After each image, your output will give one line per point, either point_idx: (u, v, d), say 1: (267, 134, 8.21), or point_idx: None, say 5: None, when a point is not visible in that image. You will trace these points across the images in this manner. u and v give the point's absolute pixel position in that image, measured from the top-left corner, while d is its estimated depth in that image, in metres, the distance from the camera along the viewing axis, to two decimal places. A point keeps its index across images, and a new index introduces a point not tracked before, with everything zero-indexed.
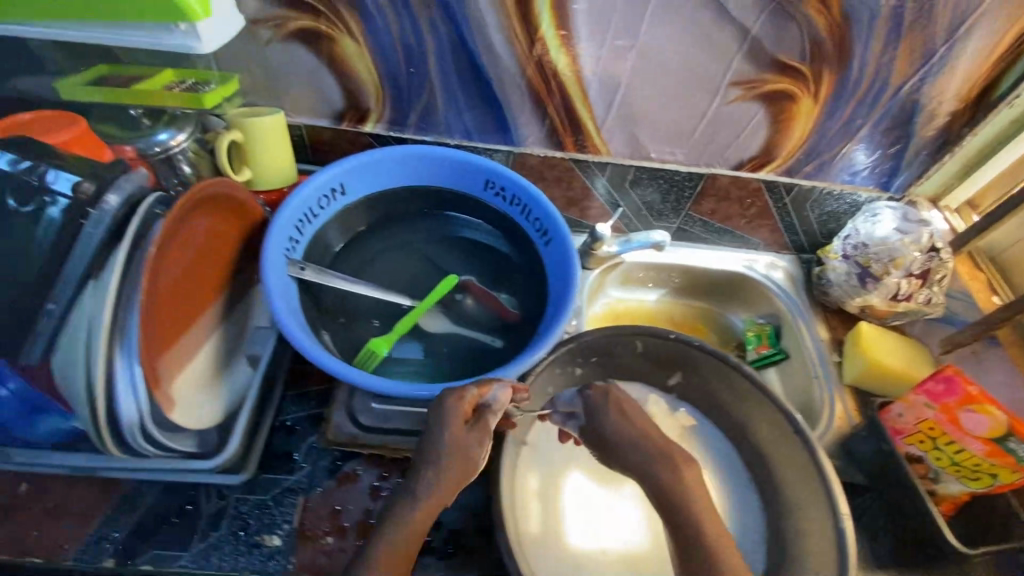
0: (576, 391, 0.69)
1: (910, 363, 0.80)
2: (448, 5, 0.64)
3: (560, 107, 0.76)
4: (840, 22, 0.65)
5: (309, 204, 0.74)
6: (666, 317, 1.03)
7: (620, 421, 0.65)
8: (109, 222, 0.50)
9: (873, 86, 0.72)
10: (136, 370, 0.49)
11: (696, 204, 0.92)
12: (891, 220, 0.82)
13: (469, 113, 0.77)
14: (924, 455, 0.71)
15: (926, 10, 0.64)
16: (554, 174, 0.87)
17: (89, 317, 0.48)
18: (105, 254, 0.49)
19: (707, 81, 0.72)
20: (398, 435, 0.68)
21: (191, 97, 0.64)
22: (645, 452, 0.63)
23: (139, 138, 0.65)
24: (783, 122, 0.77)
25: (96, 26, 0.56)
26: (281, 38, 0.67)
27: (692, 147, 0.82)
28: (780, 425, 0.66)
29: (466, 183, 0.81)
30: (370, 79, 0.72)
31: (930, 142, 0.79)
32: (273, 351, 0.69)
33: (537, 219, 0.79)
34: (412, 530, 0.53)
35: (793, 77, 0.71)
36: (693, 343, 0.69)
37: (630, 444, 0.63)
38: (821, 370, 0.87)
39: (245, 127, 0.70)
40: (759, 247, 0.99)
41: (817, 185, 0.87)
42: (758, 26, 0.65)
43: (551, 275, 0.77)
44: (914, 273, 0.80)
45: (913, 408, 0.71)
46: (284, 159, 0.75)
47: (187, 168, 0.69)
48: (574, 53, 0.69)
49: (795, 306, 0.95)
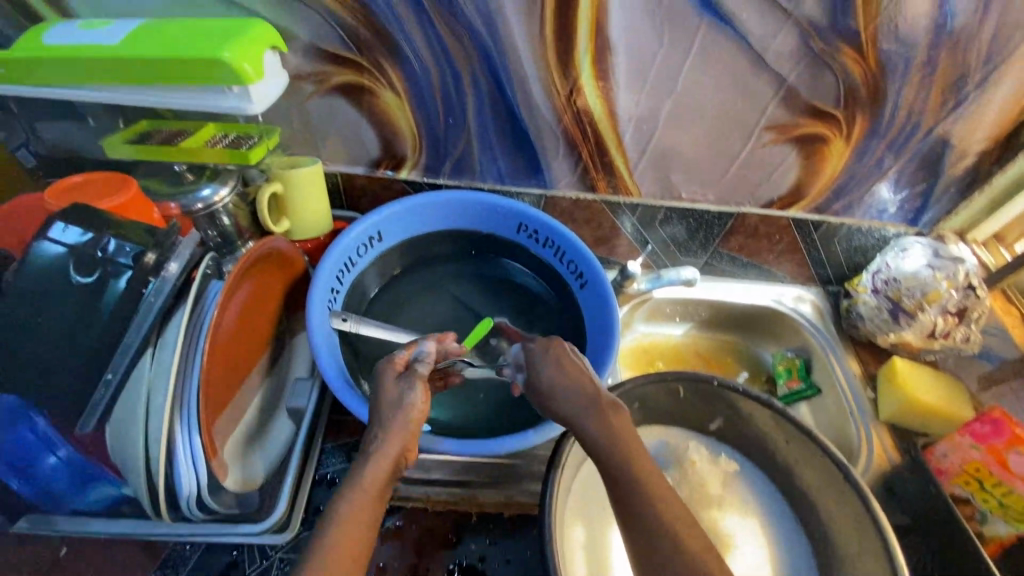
0: (522, 345, 0.61)
1: (948, 398, 0.79)
2: (492, 62, 0.65)
3: (595, 154, 0.77)
4: (875, 70, 0.66)
5: (349, 253, 0.74)
6: (694, 351, 1.03)
7: (558, 377, 0.55)
8: (171, 290, 0.50)
9: (905, 128, 0.73)
10: (196, 439, 0.50)
11: (724, 241, 0.92)
12: (922, 256, 0.82)
13: (503, 159, 0.78)
14: (971, 496, 0.71)
15: (960, 57, 0.65)
16: (585, 215, 0.87)
17: (149, 389, 0.48)
18: (163, 327, 0.50)
19: (741, 126, 0.73)
20: (442, 487, 0.69)
21: (231, 153, 0.64)
22: (583, 402, 0.53)
23: (181, 195, 0.65)
24: (814, 163, 0.78)
25: (144, 90, 0.57)
26: (324, 92, 0.69)
27: (722, 189, 0.83)
28: (832, 474, 0.64)
29: (499, 226, 0.81)
30: (408, 129, 0.73)
31: (958, 179, 0.80)
32: (317, 405, 0.66)
33: (571, 262, 0.79)
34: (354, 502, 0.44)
35: (826, 122, 0.72)
36: (738, 389, 0.68)
37: (569, 394, 0.54)
38: (857, 406, 0.86)
39: (285, 180, 0.71)
40: (784, 279, 0.99)
41: (844, 222, 0.88)
42: (793, 74, 0.67)
43: (588, 319, 0.77)
44: (950, 311, 0.80)
45: (957, 448, 0.71)
46: (320, 209, 0.75)
47: (225, 219, 0.69)
48: (611, 103, 0.70)
49: (826, 340, 0.94)
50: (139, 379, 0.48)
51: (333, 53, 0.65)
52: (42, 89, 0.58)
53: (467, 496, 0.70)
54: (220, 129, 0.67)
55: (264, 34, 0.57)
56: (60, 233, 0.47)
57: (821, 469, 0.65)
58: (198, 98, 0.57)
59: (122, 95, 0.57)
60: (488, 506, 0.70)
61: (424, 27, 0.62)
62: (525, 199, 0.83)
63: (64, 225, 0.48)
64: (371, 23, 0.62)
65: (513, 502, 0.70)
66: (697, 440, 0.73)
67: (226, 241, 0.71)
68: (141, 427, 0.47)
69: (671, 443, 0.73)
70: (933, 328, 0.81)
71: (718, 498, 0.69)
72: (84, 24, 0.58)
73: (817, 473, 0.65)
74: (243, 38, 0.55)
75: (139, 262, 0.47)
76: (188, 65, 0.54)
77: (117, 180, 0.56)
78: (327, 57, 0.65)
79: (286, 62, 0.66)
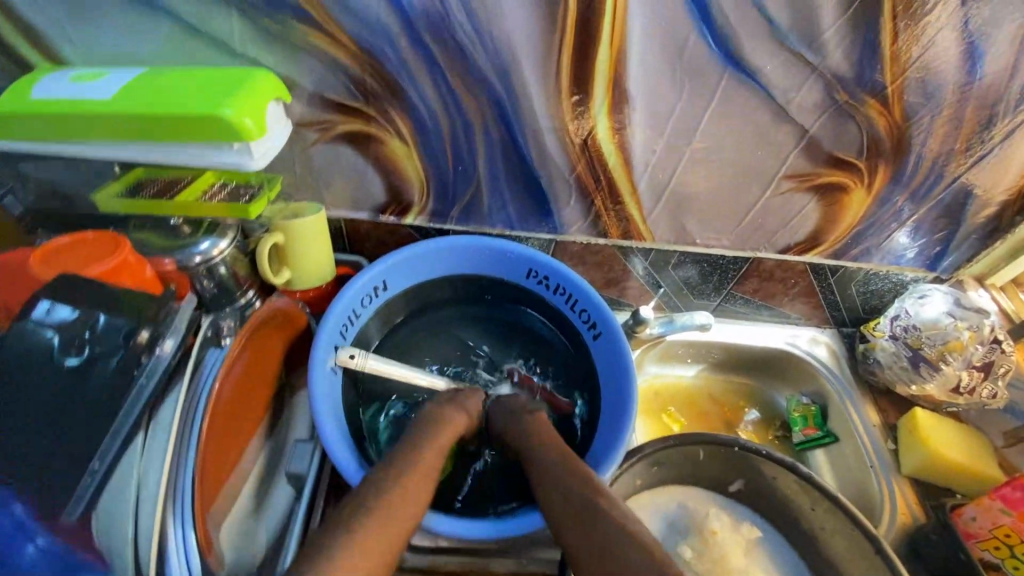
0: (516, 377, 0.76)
1: (972, 454, 0.77)
2: (504, 112, 0.63)
3: (609, 201, 0.74)
4: (900, 121, 0.64)
5: (353, 305, 0.71)
6: (707, 395, 0.99)
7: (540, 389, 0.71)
8: (162, 371, 0.48)
9: (929, 176, 0.70)
10: (190, 534, 0.46)
11: (738, 284, 0.89)
12: (942, 303, 0.80)
13: (513, 205, 0.75)
14: (1000, 562, 0.65)
15: (989, 110, 0.62)
16: (596, 259, 0.84)
17: (139, 482, 0.45)
18: (155, 412, 0.48)
19: (759, 174, 0.70)
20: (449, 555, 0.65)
21: (230, 206, 0.61)
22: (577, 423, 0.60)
23: (178, 249, 0.62)
24: (834, 211, 0.75)
25: (139, 144, 0.55)
26: (328, 139, 0.67)
27: (738, 235, 0.80)
28: (860, 544, 0.61)
29: (509, 272, 0.78)
30: (415, 176, 0.71)
31: (980, 227, 0.78)
32: (318, 472, 0.62)
33: (583, 310, 0.75)
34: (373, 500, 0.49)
35: (847, 172, 0.69)
36: (760, 451, 0.66)
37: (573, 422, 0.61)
38: (877, 458, 0.82)
39: (288, 229, 0.68)
40: (798, 321, 0.96)
41: (862, 267, 0.85)
42: (817, 125, 0.64)
43: (602, 371, 0.73)
44: (976, 365, 0.77)
45: (986, 512, 0.66)
46: (324, 256, 0.73)
47: (223, 269, 0.65)
48: (626, 151, 0.67)
49: (841, 385, 0.90)
50: (127, 472, 0.45)
51: (340, 103, 0.63)
52: (39, 146, 0.56)
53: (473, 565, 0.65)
54: (219, 177, 0.65)
55: (268, 84, 0.54)
56: (46, 314, 0.45)
57: (849, 539, 0.62)
58: (195, 152, 0.54)
59: (116, 150, 0.55)
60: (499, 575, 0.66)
61: (436, 79, 0.61)
62: (533, 243, 0.80)
63: (50, 304, 0.45)
64: (380, 74, 0.60)
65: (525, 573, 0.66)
66: (715, 504, 0.71)
67: (224, 292, 0.67)
68: (128, 526, 0.44)
69: (689, 507, 0.70)
70: (958, 383, 0.78)
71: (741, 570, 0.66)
72: (77, 76, 0.56)
73: (848, 543, 0.62)
74: (245, 91, 0.52)
75: (131, 343, 0.46)
76: (185, 122, 0.51)
77: (109, 242, 0.54)
78: (333, 106, 0.64)
79: (290, 109, 0.64)
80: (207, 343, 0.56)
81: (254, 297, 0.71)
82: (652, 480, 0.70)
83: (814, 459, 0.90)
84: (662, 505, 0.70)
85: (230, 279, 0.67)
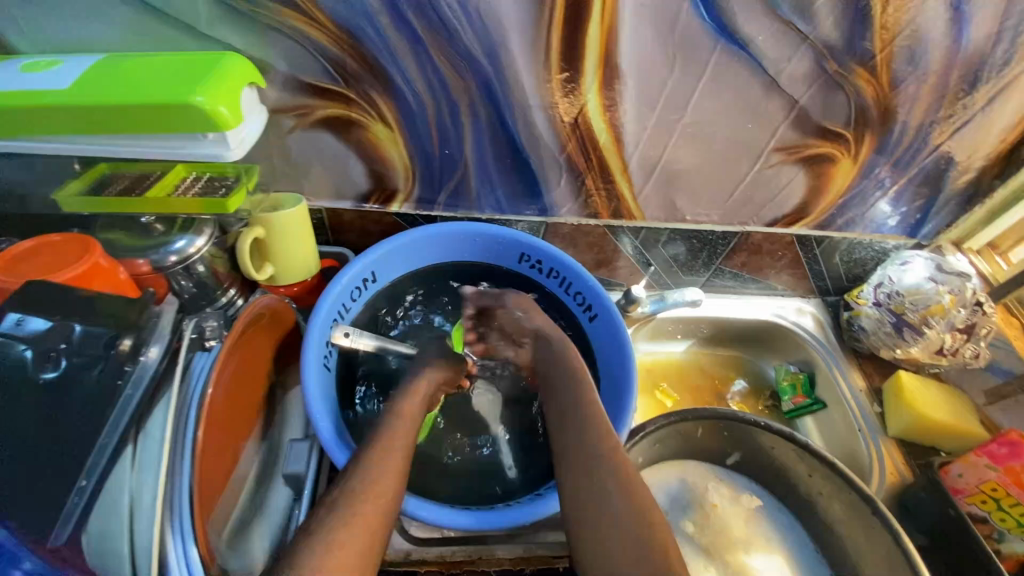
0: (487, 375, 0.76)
1: (956, 414, 0.79)
2: (492, 92, 0.61)
3: (599, 180, 0.72)
4: (886, 91, 0.64)
5: (343, 299, 0.69)
6: (697, 369, 0.97)
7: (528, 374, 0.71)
8: (150, 380, 0.45)
9: (912, 145, 0.71)
10: (192, 549, 0.44)
11: (727, 259, 0.88)
12: (924, 268, 0.81)
13: (502, 188, 0.73)
14: (987, 515, 0.69)
15: (973, 77, 0.63)
16: (586, 240, 0.82)
17: (132, 497, 0.43)
18: (146, 421, 0.45)
19: (749, 148, 0.70)
20: (452, 545, 0.64)
21: (202, 202, 0.57)
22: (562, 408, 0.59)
23: (152, 249, 0.59)
24: (822, 183, 0.75)
25: (101, 137, 0.51)
26: (306, 126, 0.64)
27: (728, 209, 0.79)
28: (858, 507, 0.62)
29: (501, 257, 0.77)
30: (401, 162, 0.68)
31: (960, 192, 0.78)
32: (319, 471, 0.60)
33: (579, 294, 0.75)
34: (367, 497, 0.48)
35: (835, 142, 0.69)
36: (760, 424, 0.67)
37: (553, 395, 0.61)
38: (865, 422, 0.83)
39: (267, 222, 0.65)
40: (784, 292, 0.95)
41: (847, 237, 0.85)
42: (806, 97, 0.64)
43: (600, 354, 0.73)
44: (958, 327, 0.79)
45: (973, 469, 0.68)
46: (307, 249, 0.70)
47: (202, 268, 0.63)
48: (618, 129, 0.66)
49: (828, 355, 0.90)
50: (118, 487, 0.42)
51: (316, 85, 0.60)
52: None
53: (477, 552, 0.64)
54: (191, 169, 0.62)
55: (239, 69, 0.51)
56: (15, 327, 0.42)
57: (848, 504, 0.63)
58: (165, 144, 0.52)
59: (78, 144, 0.52)
60: (507, 562, 0.65)
61: (420, 58, 0.58)
62: (523, 225, 0.79)
63: (19, 316, 0.42)
64: (360, 55, 0.57)
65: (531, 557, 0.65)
66: (717, 478, 0.72)
67: (204, 291, 0.65)
68: (124, 548, 0.41)
69: (689, 481, 0.71)
70: (941, 345, 0.80)
71: (744, 540, 0.68)
72: (27, 66, 0.52)
73: (846, 507, 0.64)
74: (217, 75, 0.49)
75: (114, 351, 0.43)
76: (152, 112, 0.48)
77: (82, 244, 0.52)
78: (309, 89, 0.60)
79: (264, 95, 0.61)
80: (192, 346, 0.52)
81: (237, 294, 0.70)
82: (654, 458, 0.71)
83: (803, 426, 0.90)
84: (665, 482, 0.71)
85: (209, 278, 0.65)
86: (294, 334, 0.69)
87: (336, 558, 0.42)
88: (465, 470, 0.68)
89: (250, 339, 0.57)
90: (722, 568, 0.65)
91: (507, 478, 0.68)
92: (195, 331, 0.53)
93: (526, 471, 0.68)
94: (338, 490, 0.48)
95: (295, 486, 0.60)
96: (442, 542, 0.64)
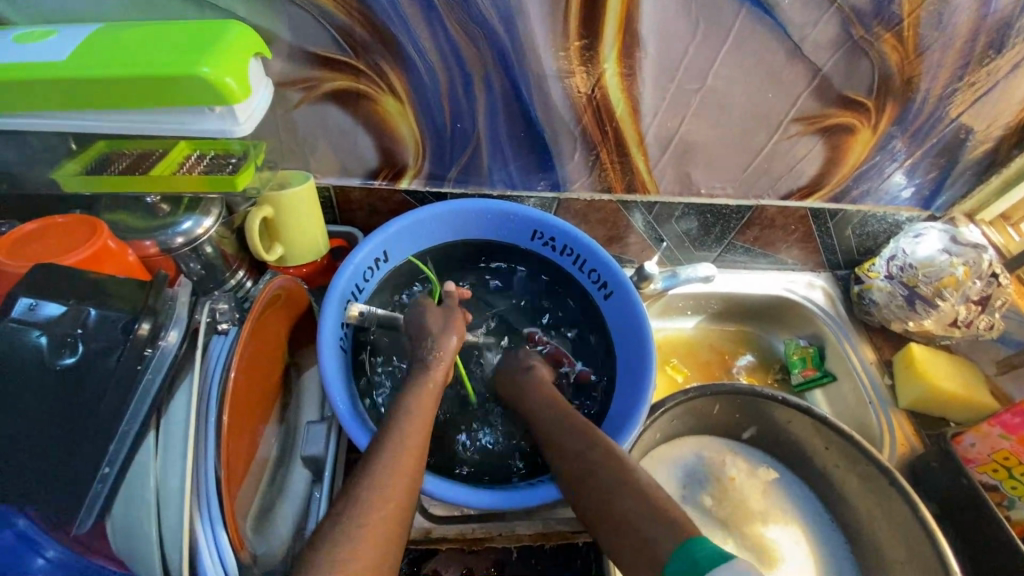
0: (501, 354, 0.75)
1: (967, 384, 0.79)
2: (507, 62, 0.59)
3: (614, 153, 0.71)
4: (911, 57, 0.62)
5: (356, 279, 0.68)
6: (707, 345, 0.97)
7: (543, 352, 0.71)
8: (170, 364, 0.44)
9: (932, 115, 0.69)
10: (222, 533, 0.43)
11: (739, 234, 0.87)
12: (938, 240, 0.81)
13: (515, 163, 0.71)
14: (998, 483, 0.69)
15: (999, 42, 0.61)
16: (599, 216, 0.81)
17: (159, 482, 0.42)
18: (167, 406, 0.44)
19: (767, 118, 0.68)
20: (472, 523, 0.64)
21: (209, 180, 0.56)
22: None
23: (158, 230, 0.57)
24: (839, 154, 0.74)
25: (103, 113, 0.49)
26: (312, 99, 0.61)
27: (742, 182, 0.78)
28: (875, 478, 0.63)
29: (513, 234, 0.75)
30: (411, 137, 0.66)
31: (976, 163, 0.77)
32: (340, 453, 0.59)
33: (593, 271, 0.74)
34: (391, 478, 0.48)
35: (856, 112, 0.67)
36: (777, 398, 0.67)
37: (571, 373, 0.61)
38: (876, 394, 0.83)
39: (276, 202, 0.63)
40: (794, 266, 0.95)
41: (861, 210, 0.84)
42: (829, 64, 0.62)
43: (616, 332, 0.73)
44: (972, 299, 0.79)
45: (985, 438, 0.68)
46: (316, 228, 0.68)
47: (210, 249, 0.62)
48: (635, 100, 0.64)
49: (839, 328, 0.90)
50: (143, 473, 0.41)
51: (323, 56, 0.57)
52: None
53: (500, 528, 0.64)
54: (194, 148, 0.59)
55: (246, 37, 0.48)
56: (29, 312, 0.41)
57: (864, 475, 0.64)
58: (169, 119, 0.50)
59: (79, 121, 0.50)
60: (526, 539, 0.65)
61: (432, 26, 0.55)
62: (535, 201, 0.77)
63: (31, 302, 0.41)
64: (370, 24, 0.55)
65: (551, 532, 0.65)
66: (732, 451, 0.73)
67: (213, 273, 0.64)
68: (153, 532, 0.40)
69: (705, 456, 0.72)
70: (955, 317, 0.80)
71: (761, 512, 0.68)
72: (20, 37, 0.49)
73: (861, 478, 0.64)
74: (220, 44, 0.47)
75: (131, 337, 0.42)
76: (154, 85, 0.45)
77: (86, 226, 0.51)
78: (316, 60, 0.58)
79: (268, 67, 0.58)
80: (207, 331, 0.50)
81: (245, 277, 0.69)
82: (671, 434, 0.71)
83: (812, 399, 0.90)
84: (680, 457, 0.71)
85: (218, 259, 0.64)
86: (308, 317, 0.67)
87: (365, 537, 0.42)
88: (497, 445, 0.69)
89: (267, 319, 0.56)
90: (740, 540, 0.66)
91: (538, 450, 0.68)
92: (206, 315, 0.50)
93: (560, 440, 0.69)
94: (362, 470, 0.48)
95: (315, 468, 0.59)
96: (462, 521, 0.64)
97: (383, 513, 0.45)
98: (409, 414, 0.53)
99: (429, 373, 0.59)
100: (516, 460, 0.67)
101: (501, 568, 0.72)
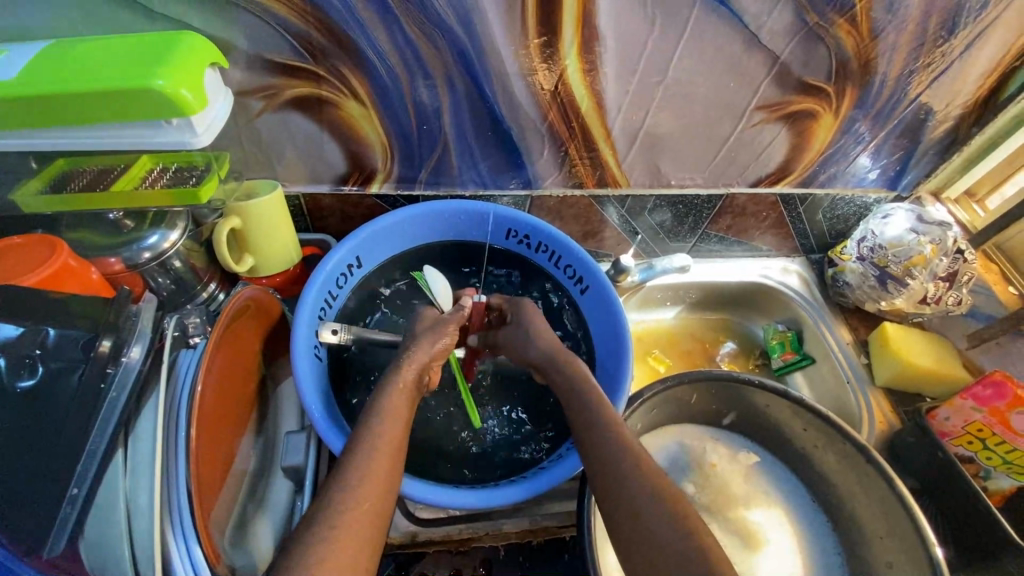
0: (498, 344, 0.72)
1: (940, 360, 0.81)
2: (469, 63, 0.59)
3: (582, 148, 0.71)
4: (866, 42, 0.63)
5: (329, 286, 0.67)
6: (687, 334, 0.97)
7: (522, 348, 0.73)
8: (135, 381, 0.43)
9: (891, 97, 0.70)
10: (196, 547, 0.43)
11: (713, 222, 0.88)
12: (905, 220, 0.82)
13: (484, 162, 0.71)
14: (973, 455, 0.71)
15: (951, 23, 0.62)
16: (572, 212, 0.82)
17: (128, 501, 0.41)
18: (135, 422, 0.43)
19: (731, 107, 0.69)
20: (458, 524, 0.64)
21: (171, 194, 0.55)
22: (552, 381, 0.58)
23: (123, 246, 0.57)
24: (804, 140, 0.75)
25: (59, 131, 0.49)
26: (275, 108, 0.61)
27: (712, 171, 0.78)
28: (853, 457, 0.63)
29: (487, 234, 0.76)
30: (377, 141, 0.66)
31: (938, 142, 0.79)
32: (319, 463, 0.59)
33: (568, 266, 0.74)
34: (370, 479, 0.48)
35: (817, 97, 0.69)
36: (753, 383, 0.68)
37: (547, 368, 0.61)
38: (853, 373, 0.84)
39: (244, 212, 0.62)
40: (769, 252, 0.96)
41: (830, 193, 0.85)
42: (787, 52, 0.63)
43: (594, 326, 0.73)
44: (940, 276, 0.81)
45: (959, 412, 0.70)
46: (286, 236, 0.67)
47: (178, 263, 0.61)
48: (599, 95, 0.64)
49: (815, 311, 0.91)
50: (113, 492, 0.40)
51: (282, 63, 0.57)
52: None
53: (487, 527, 0.64)
54: (157, 161, 0.59)
55: (199, 48, 0.48)
56: None
57: (841, 454, 0.65)
58: (126, 134, 0.49)
59: (33, 139, 0.49)
60: (514, 537, 0.65)
61: (391, 29, 0.55)
62: (507, 200, 0.77)
63: None
64: (327, 29, 0.54)
65: (538, 528, 0.66)
66: (714, 438, 0.74)
67: (183, 287, 0.63)
68: (125, 550, 0.40)
69: (687, 444, 0.73)
70: (925, 294, 0.82)
71: (743, 496, 0.69)
72: None
73: (839, 457, 0.65)
74: (176, 56, 0.46)
75: (93, 354, 0.42)
76: (109, 100, 0.45)
77: (46, 246, 0.50)
78: (276, 68, 0.57)
79: (227, 77, 0.58)
80: (176, 344, 0.50)
81: (217, 289, 0.68)
82: (653, 423, 0.71)
83: (793, 382, 0.91)
84: (662, 446, 0.72)
85: (187, 273, 0.63)
86: (281, 327, 0.67)
87: (340, 542, 0.42)
88: (478, 442, 0.69)
89: (235, 329, 0.55)
90: (724, 525, 0.67)
91: (530, 442, 0.69)
92: (176, 328, 0.51)
93: (552, 431, 0.69)
94: (338, 477, 0.48)
95: (296, 478, 0.60)
96: (448, 522, 0.64)
97: (362, 519, 0.45)
98: (385, 417, 0.53)
99: (402, 374, 0.59)
100: (507, 457, 0.68)
101: (490, 565, 0.72)
